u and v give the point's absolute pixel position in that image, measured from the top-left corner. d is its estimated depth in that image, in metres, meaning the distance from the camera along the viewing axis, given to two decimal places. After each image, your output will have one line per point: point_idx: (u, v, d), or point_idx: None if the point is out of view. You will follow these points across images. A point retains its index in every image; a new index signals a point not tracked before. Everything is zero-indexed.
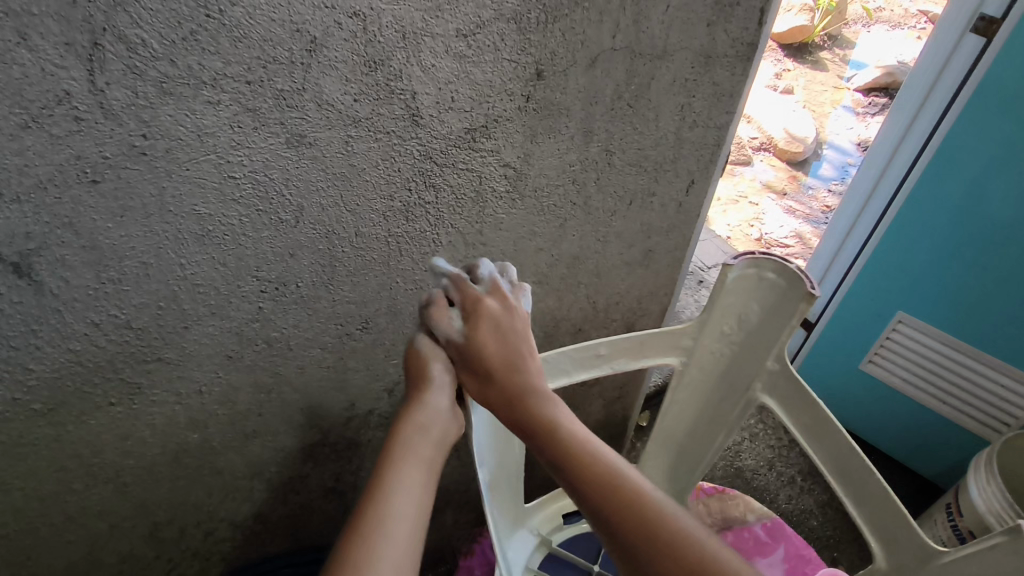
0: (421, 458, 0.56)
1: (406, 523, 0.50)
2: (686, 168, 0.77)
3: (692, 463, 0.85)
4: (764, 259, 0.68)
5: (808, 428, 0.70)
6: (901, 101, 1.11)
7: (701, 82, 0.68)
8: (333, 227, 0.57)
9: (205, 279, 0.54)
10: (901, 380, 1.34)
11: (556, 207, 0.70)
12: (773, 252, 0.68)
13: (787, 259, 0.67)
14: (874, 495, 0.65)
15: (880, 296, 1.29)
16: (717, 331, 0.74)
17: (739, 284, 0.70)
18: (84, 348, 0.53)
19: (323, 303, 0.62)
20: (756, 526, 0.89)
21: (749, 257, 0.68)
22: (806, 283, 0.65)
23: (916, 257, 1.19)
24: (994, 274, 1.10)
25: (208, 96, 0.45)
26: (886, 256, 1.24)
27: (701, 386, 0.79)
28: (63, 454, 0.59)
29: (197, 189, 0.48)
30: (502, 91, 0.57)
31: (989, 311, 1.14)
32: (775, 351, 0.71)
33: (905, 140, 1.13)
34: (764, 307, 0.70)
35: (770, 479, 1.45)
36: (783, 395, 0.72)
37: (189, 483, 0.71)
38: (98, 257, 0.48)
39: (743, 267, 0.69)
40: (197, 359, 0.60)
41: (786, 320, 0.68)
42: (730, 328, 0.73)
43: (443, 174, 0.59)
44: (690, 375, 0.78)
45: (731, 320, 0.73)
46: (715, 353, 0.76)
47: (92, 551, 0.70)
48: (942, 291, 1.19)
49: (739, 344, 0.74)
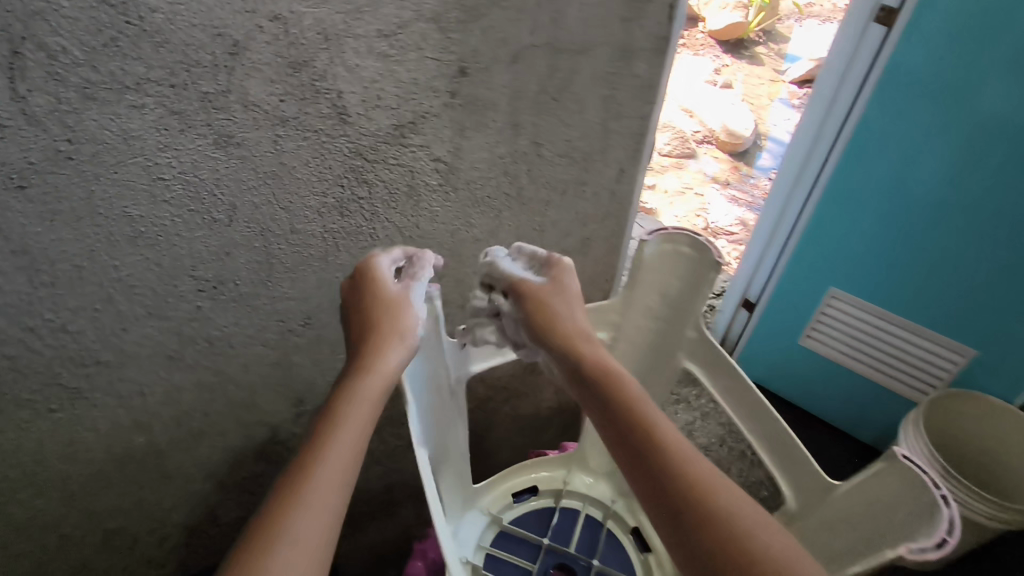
0: (370, 406, 0.49)
1: (334, 491, 0.43)
2: (615, 158, 0.81)
3: None
4: (678, 235, 0.73)
5: (724, 387, 0.75)
6: (818, 91, 1.17)
7: (622, 74, 0.72)
8: (267, 224, 0.59)
9: (141, 280, 0.55)
10: (838, 353, 1.41)
11: (491, 199, 0.74)
12: (685, 228, 0.73)
13: (697, 233, 0.72)
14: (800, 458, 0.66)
15: (820, 275, 1.35)
16: (643, 305, 0.78)
17: (658, 260, 0.75)
18: (20, 354, 0.53)
19: (263, 299, 0.64)
20: None
21: (664, 233, 0.73)
22: (713, 251, 0.71)
23: (850, 236, 1.26)
24: (933, 243, 1.16)
25: (132, 100, 0.46)
26: (825, 235, 1.30)
27: (634, 358, 0.83)
28: (4, 462, 0.59)
29: (127, 191, 0.50)
30: (428, 88, 0.59)
31: (919, 282, 1.22)
32: (693, 319, 0.76)
33: (824, 127, 1.20)
34: (682, 280, 0.75)
35: (722, 455, 1.51)
36: (703, 359, 0.76)
37: (138, 489, 0.71)
38: (29, 261, 0.49)
39: (659, 243, 0.74)
40: (139, 360, 0.61)
41: (703, 289, 0.74)
42: (654, 301, 0.78)
43: (375, 170, 0.62)
44: (622, 348, 0.82)
45: (655, 294, 0.77)
46: (641, 326, 0.80)
47: (42, 560, 0.70)
48: (886, 262, 1.24)
49: (665, 316, 0.78)
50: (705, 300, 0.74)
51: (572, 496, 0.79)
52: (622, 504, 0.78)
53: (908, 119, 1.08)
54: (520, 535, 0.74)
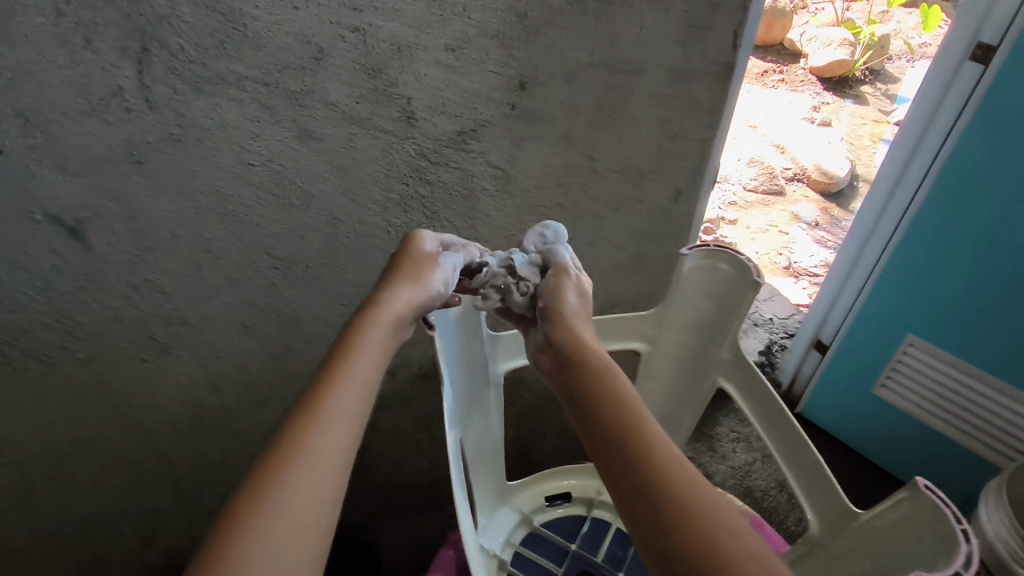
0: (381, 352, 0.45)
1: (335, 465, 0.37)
2: (673, 179, 0.79)
3: None
4: (719, 250, 0.61)
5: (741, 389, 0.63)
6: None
7: (679, 96, 0.72)
8: (338, 213, 0.65)
9: (226, 253, 0.62)
10: (915, 408, 1.17)
11: (545, 207, 0.76)
12: (729, 243, 0.60)
13: (742, 252, 0.59)
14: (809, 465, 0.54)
15: (892, 321, 1.11)
16: (678, 325, 0.66)
17: (697, 274, 0.62)
18: (123, 307, 0.61)
19: (330, 281, 0.69)
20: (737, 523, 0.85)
21: (704, 248, 0.60)
22: (753, 272, 0.58)
23: (945, 287, 1.00)
24: (983, 327, 0.99)
25: (233, 95, 0.53)
26: (888, 287, 1.08)
27: (668, 380, 0.70)
28: (99, 403, 0.67)
29: (221, 172, 0.57)
30: (488, 99, 0.64)
31: (991, 349, 1.01)
32: (728, 343, 0.63)
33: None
34: (718, 303, 0.63)
35: (779, 500, 1.44)
36: (743, 384, 0.62)
37: (208, 445, 0.77)
38: (137, 226, 0.57)
39: (697, 257, 0.61)
40: (217, 326, 0.67)
41: (738, 314, 0.61)
42: (688, 321, 0.65)
43: (437, 171, 0.67)
44: (655, 365, 0.69)
45: (691, 314, 0.65)
46: (677, 347, 0.67)
47: (123, 497, 0.77)
48: (991, 339, 1.00)
49: (698, 341, 0.66)
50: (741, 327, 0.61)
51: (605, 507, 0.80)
52: None
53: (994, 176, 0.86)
54: (546, 536, 0.77)
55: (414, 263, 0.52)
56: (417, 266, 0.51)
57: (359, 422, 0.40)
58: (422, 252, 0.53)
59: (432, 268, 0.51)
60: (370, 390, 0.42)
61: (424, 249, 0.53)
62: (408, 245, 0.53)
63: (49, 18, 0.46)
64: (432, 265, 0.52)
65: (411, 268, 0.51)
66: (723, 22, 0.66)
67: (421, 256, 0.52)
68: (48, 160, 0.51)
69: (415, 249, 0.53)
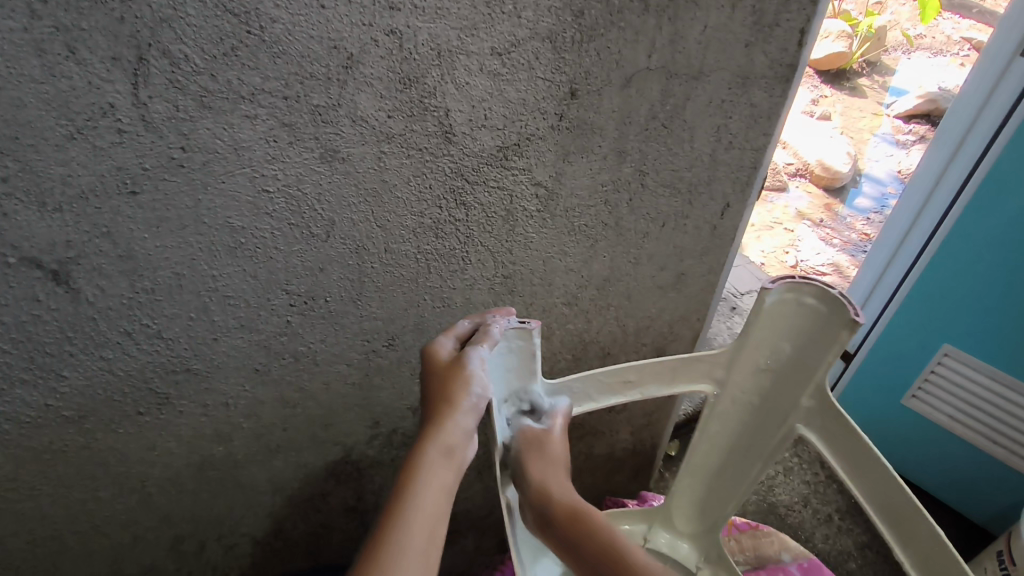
0: (440, 479, 0.53)
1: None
2: (721, 191, 0.73)
3: (722, 499, 0.75)
4: (803, 282, 0.60)
5: (820, 430, 0.63)
6: (973, 78, 0.94)
7: (738, 102, 0.65)
8: (363, 242, 0.56)
9: (235, 290, 0.53)
10: (948, 420, 1.18)
11: (587, 227, 0.69)
12: (815, 276, 0.59)
13: (830, 284, 0.59)
14: (926, 537, 0.55)
15: (929, 327, 1.13)
16: (751, 367, 0.66)
17: (777, 310, 0.62)
18: (117, 357, 0.52)
19: (351, 318, 0.61)
20: (792, 566, 0.78)
21: (790, 280, 0.60)
22: (849, 309, 0.56)
23: (993, 299, 1.02)
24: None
25: (246, 110, 0.45)
26: (935, 293, 1.09)
27: (736, 419, 0.70)
28: (91, 462, 0.58)
29: (231, 201, 0.48)
30: (535, 109, 0.56)
31: None
32: (811, 386, 0.62)
33: (977, 121, 0.95)
34: (797, 341, 0.62)
35: (805, 516, 1.29)
36: (823, 427, 0.63)
37: (211, 497, 0.68)
38: (133, 266, 0.48)
39: (781, 292, 0.60)
40: (224, 371, 0.58)
41: (822, 353, 0.60)
42: (766, 361, 0.65)
43: (474, 192, 0.58)
44: (723, 407, 0.69)
45: (766, 353, 0.65)
46: (748, 389, 0.67)
47: (116, 561, 0.67)
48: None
49: (773, 382, 0.66)
50: (828, 366, 0.60)
51: (654, 554, 0.78)
52: (708, 570, 0.75)
53: (999, 213, 0.96)
54: None
55: (441, 383, 0.55)
56: (447, 381, 0.55)
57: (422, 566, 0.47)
58: (450, 363, 0.56)
59: (463, 381, 0.55)
60: (428, 523, 0.49)
61: (448, 357, 0.56)
62: (431, 360, 0.56)
63: (21, 21, 0.37)
64: (464, 375, 0.55)
65: (443, 385, 0.54)
66: (790, 20, 0.60)
67: (450, 370, 0.55)
68: (24, 195, 0.42)
69: (441, 361, 0.56)
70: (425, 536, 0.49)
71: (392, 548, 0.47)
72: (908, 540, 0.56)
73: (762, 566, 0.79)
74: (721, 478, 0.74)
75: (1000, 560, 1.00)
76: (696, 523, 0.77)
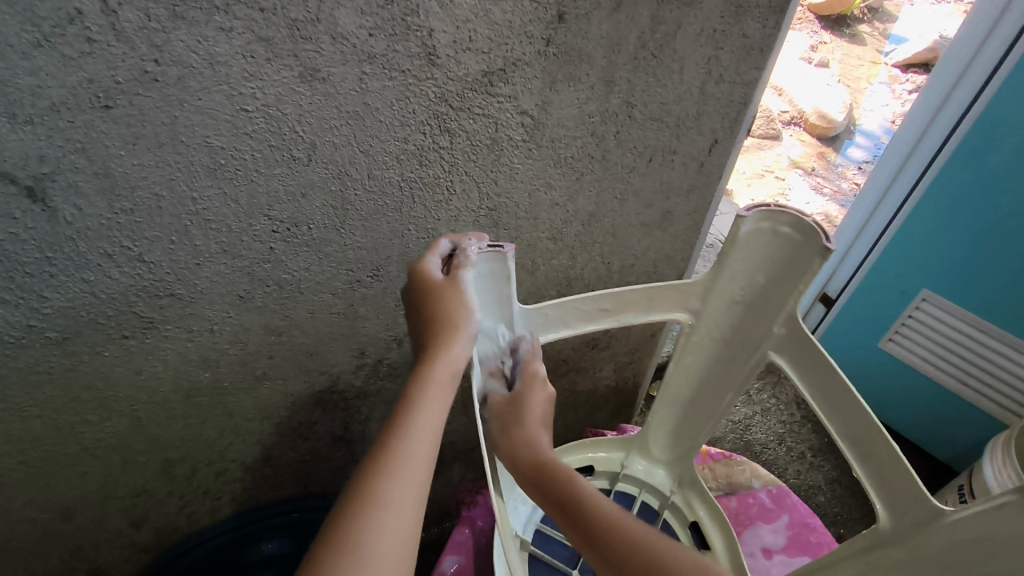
0: (441, 393, 0.53)
1: (414, 486, 0.46)
2: (709, 126, 0.72)
3: (696, 428, 0.77)
4: (779, 212, 0.60)
5: (790, 355, 0.65)
6: (971, 17, 0.92)
7: (730, 33, 0.63)
8: (345, 167, 0.55)
9: (216, 214, 0.53)
10: (921, 361, 1.21)
11: (573, 159, 0.68)
12: (790, 205, 0.59)
13: (806, 213, 0.59)
14: (881, 452, 0.58)
15: (908, 271, 1.15)
16: (726, 298, 0.67)
17: (754, 241, 0.62)
18: (98, 280, 0.52)
19: (334, 246, 0.61)
20: (761, 493, 0.82)
21: (767, 209, 0.60)
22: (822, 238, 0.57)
23: (971, 242, 1.03)
24: (1004, 281, 1.02)
25: (220, 22, 0.43)
26: (916, 237, 1.11)
27: (711, 351, 0.72)
28: (77, 385, 0.58)
29: (210, 119, 0.47)
30: (521, 32, 0.54)
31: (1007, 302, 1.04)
32: (785, 316, 0.64)
33: (973, 62, 0.94)
34: (772, 274, 0.63)
35: (779, 453, 1.33)
36: (795, 354, 0.64)
37: (200, 423, 0.70)
38: (110, 185, 0.47)
39: (758, 222, 0.61)
40: (209, 297, 0.58)
41: (794, 284, 0.62)
42: (742, 293, 0.66)
43: (459, 119, 0.57)
44: (697, 338, 0.71)
45: (740, 284, 0.66)
46: (724, 320, 0.69)
47: (108, 482, 0.69)
48: (1006, 292, 1.03)
49: (747, 314, 0.67)
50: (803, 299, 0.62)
51: (630, 480, 0.80)
52: (680, 495, 0.79)
53: (986, 157, 0.96)
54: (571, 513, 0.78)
55: (435, 307, 0.56)
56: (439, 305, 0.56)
57: (421, 472, 0.47)
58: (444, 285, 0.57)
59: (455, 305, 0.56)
60: (428, 435, 0.50)
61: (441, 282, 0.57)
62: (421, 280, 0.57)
63: None
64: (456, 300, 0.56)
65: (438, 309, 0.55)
66: None
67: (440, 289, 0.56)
68: None
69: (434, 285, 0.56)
70: (427, 448, 0.49)
71: (397, 456, 0.47)
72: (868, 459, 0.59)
73: (733, 492, 0.83)
74: (696, 407, 0.76)
75: (961, 494, 1.06)
76: (670, 450, 0.80)
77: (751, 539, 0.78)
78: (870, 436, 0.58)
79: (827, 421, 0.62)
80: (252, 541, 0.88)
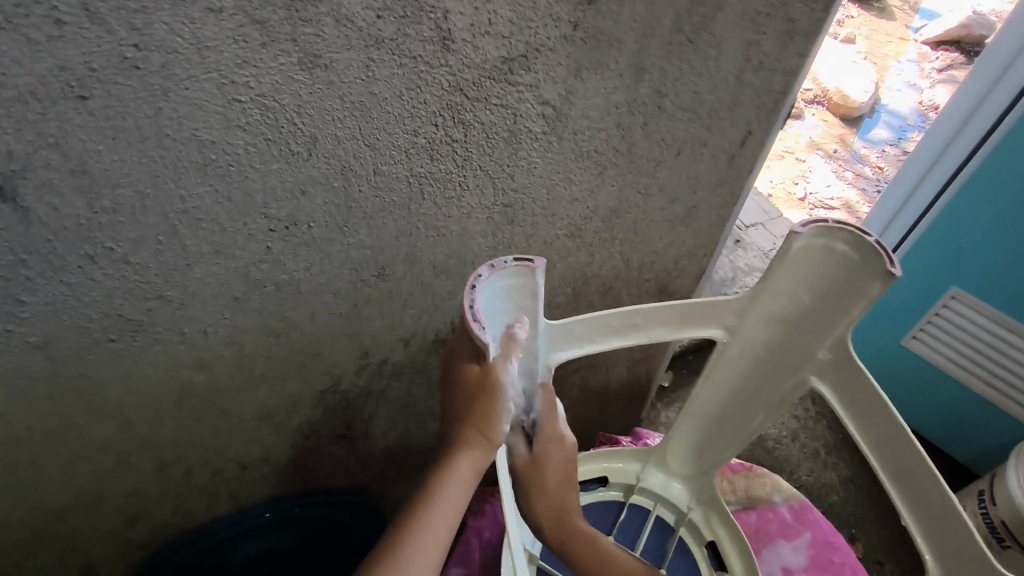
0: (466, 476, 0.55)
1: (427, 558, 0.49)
2: (744, 117, 0.67)
3: (722, 443, 0.74)
4: (836, 227, 0.55)
5: (832, 379, 0.61)
6: None
7: (774, 16, 0.57)
8: (349, 162, 0.51)
9: (208, 213, 0.48)
10: (946, 360, 1.16)
11: (596, 153, 0.63)
12: (850, 220, 0.54)
13: (866, 229, 0.53)
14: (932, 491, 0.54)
15: (939, 268, 1.09)
16: (765, 314, 0.63)
17: (802, 256, 0.58)
18: (80, 282, 0.48)
19: (337, 246, 0.56)
20: (783, 508, 0.79)
21: (824, 222, 0.55)
22: (884, 259, 0.52)
23: (1009, 241, 0.98)
24: None
25: (208, 1, 0.38)
26: (951, 233, 1.05)
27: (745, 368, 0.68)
28: (62, 389, 0.55)
29: (198, 111, 0.42)
30: (546, 14, 0.48)
31: None
32: (828, 338, 0.59)
33: None
34: (817, 293, 0.59)
35: (793, 450, 1.29)
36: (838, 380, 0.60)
37: (195, 424, 0.66)
38: (89, 183, 0.43)
39: (811, 237, 0.56)
40: (202, 299, 0.54)
41: (841, 305, 0.57)
42: (784, 310, 0.62)
43: (474, 109, 0.52)
44: (730, 354, 0.67)
45: (783, 301, 0.61)
46: (760, 338, 0.65)
47: (100, 483, 0.66)
48: None
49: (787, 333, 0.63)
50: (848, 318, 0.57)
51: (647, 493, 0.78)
52: (698, 512, 0.77)
53: None
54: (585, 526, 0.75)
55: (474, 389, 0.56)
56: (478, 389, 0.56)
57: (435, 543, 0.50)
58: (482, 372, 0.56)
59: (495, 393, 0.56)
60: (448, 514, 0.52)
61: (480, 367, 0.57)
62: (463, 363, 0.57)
63: None
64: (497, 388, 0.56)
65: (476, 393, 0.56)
66: None
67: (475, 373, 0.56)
68: None
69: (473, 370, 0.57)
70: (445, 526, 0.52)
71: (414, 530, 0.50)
72: (915, 503, 0.55)
73: (753, 506, 0.80)
74: (724, 424, 0.73)
75: (979, 499, 1.01)
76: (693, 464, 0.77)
77: (771, 557, 0.76)
78: (920, 474, 0.54)
79: (870, 452, 0.57)
80: (253, 534, 0.86)
